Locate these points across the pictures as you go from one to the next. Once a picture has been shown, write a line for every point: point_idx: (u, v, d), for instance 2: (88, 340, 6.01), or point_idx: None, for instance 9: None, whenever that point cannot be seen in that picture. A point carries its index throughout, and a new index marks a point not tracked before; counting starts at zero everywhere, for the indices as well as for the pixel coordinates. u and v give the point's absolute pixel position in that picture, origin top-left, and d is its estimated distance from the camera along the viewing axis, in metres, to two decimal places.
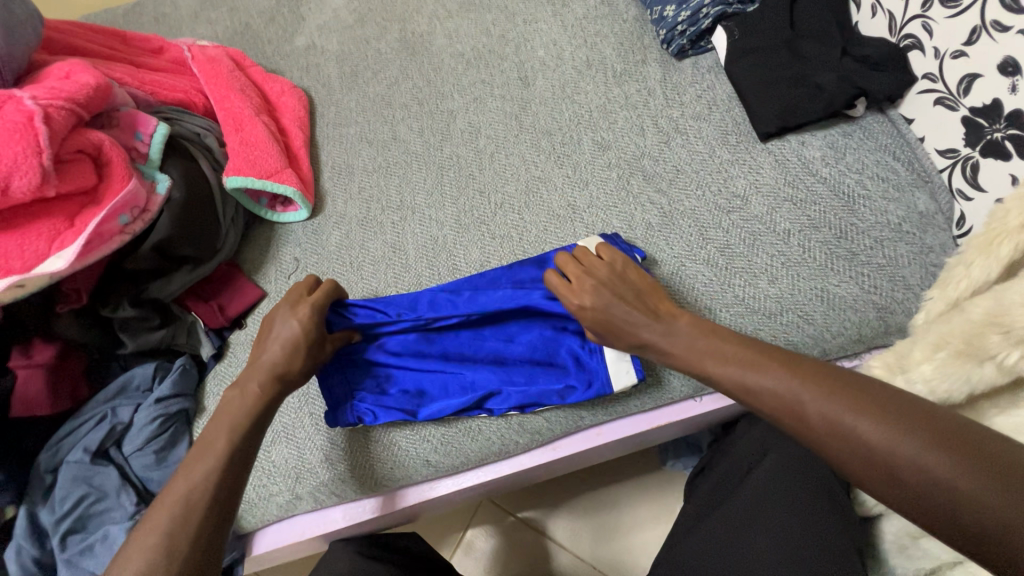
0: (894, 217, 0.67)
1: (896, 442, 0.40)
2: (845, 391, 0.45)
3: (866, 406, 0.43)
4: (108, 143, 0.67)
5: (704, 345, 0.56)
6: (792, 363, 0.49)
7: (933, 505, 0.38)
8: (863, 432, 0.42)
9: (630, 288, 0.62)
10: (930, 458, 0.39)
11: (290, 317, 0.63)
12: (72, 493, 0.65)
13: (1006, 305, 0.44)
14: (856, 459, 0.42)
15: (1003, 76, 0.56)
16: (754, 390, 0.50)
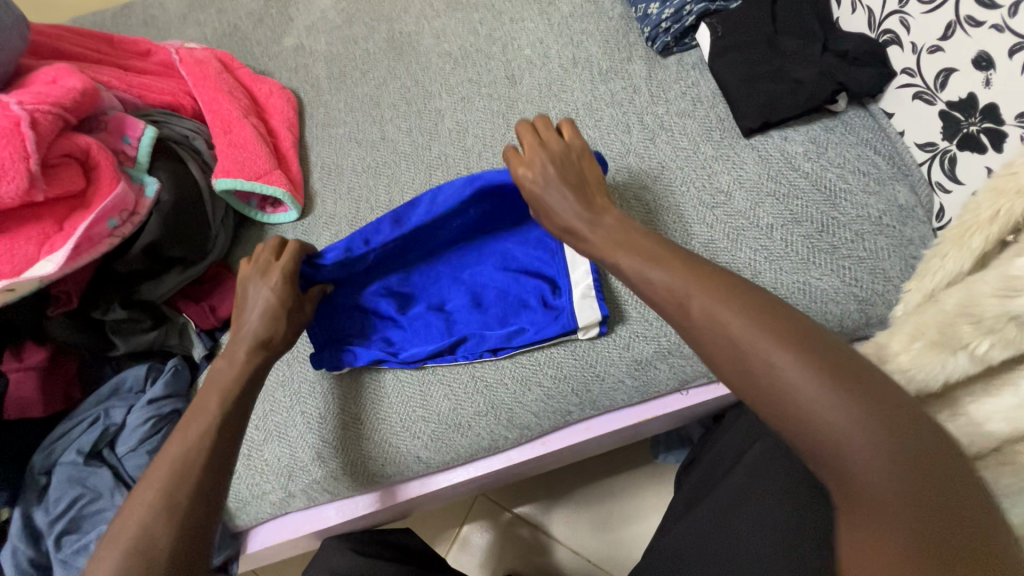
0: (874, 210, 0.68)
1: (766, 342, 0.42)
2: (738, 294, 0.46)
3: (749, 309, 0.45)
4: (96, 147, 0.67)
5: (621, 239, 0.56)
6: (695, 265, 0.50)
7: (779, 396, 0.41)
8: (740, 329, 0.44)
9: (574, 173, 0.62)
10: (788, 362, 0.41)
11: (262, 287, 0.63)
12: (66, 494, 0.66)
13: (977, 295, 0.45)
14: (727, 354, 0.44)
15: (978, 71, 0.57)
16: (653, 285, 0.51)
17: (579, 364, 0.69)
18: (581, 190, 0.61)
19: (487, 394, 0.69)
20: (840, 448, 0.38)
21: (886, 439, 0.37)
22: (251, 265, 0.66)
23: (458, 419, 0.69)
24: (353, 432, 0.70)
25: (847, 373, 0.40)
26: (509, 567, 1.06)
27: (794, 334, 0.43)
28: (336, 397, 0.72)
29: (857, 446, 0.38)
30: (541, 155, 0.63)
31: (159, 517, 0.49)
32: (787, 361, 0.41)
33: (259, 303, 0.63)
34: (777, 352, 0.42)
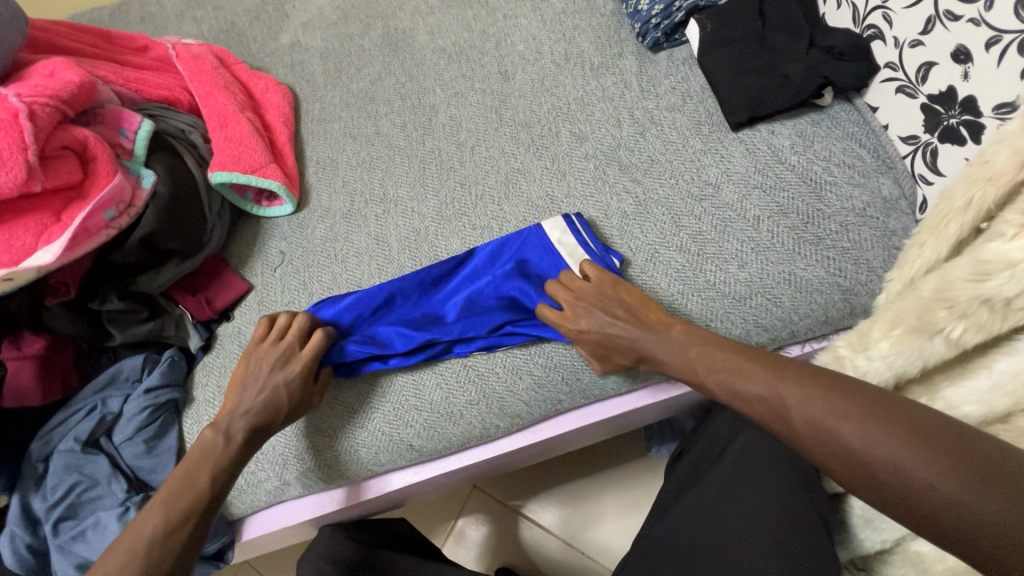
0: (859, 202, 0.69)
1: (872, 441, 0.43)
2: (826, 394, 0.48)
3: (842, 409, 0.46)
4: (93, 139, 0.69)
5: (695, 352, 0.60)
6: (778, 369, 0.52)
7: (904, 494, 0.41)
8: (842, 432, 0.45)
9: (620, 305, 0.65)
10: (907, 459, 0.41)
11: (279, 376, 0.66)
12: (63, 481, 0.67)
13: (951, 281, 0.46)
14: (835, 459, 0.45)
15: (957, 64, 0.58)
16: (745, 397, 0.53)
17: (569, 353, 0.70)
18: (640, 322, 0.64)
19: (480, 384, 0.70)
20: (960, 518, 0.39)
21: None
22: (266, 349, 0.68)
23: (450, 409, 0.70)
24: (337, 424, 0.71)
25: (967, 452, 0.40)
26: (504, 559, 1.07)
27: (890, 423, 0.44)
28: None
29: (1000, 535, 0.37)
30: (583, 297, 0.66)
31: (154, 538, 0.57)
32: (902, 457, 0.42)
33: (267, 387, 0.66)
34: (887, 450, 0.43)
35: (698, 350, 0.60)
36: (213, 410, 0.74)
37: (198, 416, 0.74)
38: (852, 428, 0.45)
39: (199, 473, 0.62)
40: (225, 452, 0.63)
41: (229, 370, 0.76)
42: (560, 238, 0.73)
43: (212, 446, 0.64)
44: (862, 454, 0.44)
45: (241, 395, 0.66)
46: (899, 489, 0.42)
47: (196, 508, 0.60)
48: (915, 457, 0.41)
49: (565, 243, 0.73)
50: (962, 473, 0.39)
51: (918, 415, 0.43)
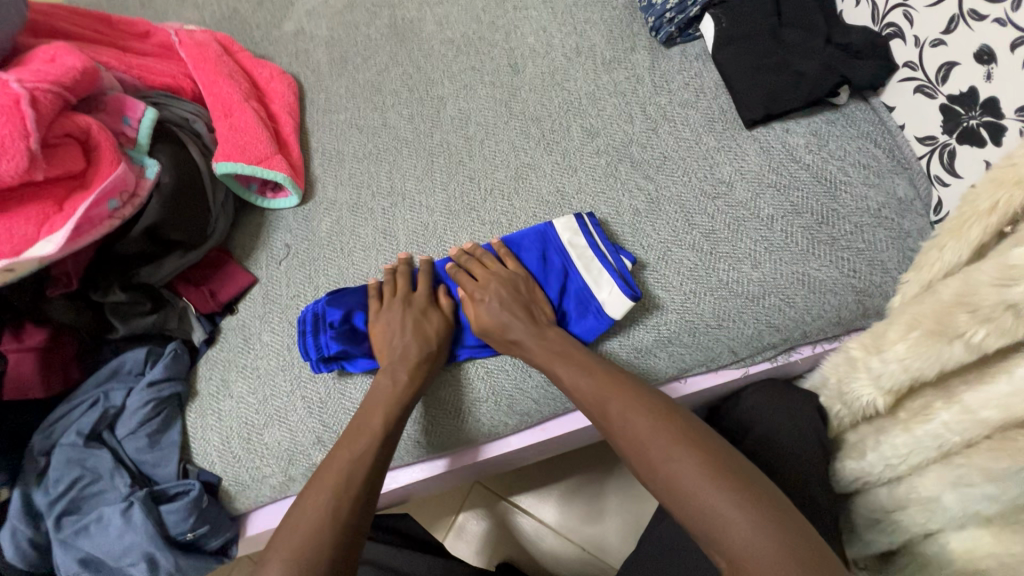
0: (874, 203, 0.68)
1: (658, 438, 0.52)
2: (650, 401, 0.56)
3: (659, 413, 0.55)
4: (96, 127, 0.67)
5: (558, 348, 0.64)
6: (619, 376, 0.60)
7: (667, 480, 0.50)
8: (641, 427, 0.54)
9: (517, 296, 0.68)
10: (676, 452, 0.51)
11: (413, 312, 0.69)
12: (65, 475, 0.66)
13: (974, 285, 0.46)
14: (632, 446, 0.54)
15: (979, 64, 0.57)
16: (575, 388, 0.61)
17: None
18: (516, 310, 0.67)
19: (489, 380, 0.70)
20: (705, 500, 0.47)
21: (771, 526, 0.44)
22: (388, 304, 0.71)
23: (471, 397, 0.70)
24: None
25: (723, 461, 0.50)
26: (506, 555, 1.07)
27: (679, 430, 0.53)
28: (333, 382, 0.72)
29: (741, 529, 0.45)
30: (492, 276, 0.69)
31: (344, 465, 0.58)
32: (676, 455, 0.51)
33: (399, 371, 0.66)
34: (663, 444, 0.52)
35: (565, 344, 0.65)
36: (218, 405, 0.74)
37: (202, 410, 0.74)
38: (651, 426, 0.54)
39: (373, 416, 0.63)
40: (394, 394, 0.64)
41: (233, 364, 0.76)
42: (570, 239, 0.71)
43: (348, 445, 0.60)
44: (645, 444, 0.53)
45: (381, 382, 0.66)
46: (664, 480, 0.50)
47: (376, 445, 0.60)
48: (687, 457, 0.50)
49: (576, 245, 0.71)
50: (726, 480, 0.48)
51: (680, 421, 0.54)
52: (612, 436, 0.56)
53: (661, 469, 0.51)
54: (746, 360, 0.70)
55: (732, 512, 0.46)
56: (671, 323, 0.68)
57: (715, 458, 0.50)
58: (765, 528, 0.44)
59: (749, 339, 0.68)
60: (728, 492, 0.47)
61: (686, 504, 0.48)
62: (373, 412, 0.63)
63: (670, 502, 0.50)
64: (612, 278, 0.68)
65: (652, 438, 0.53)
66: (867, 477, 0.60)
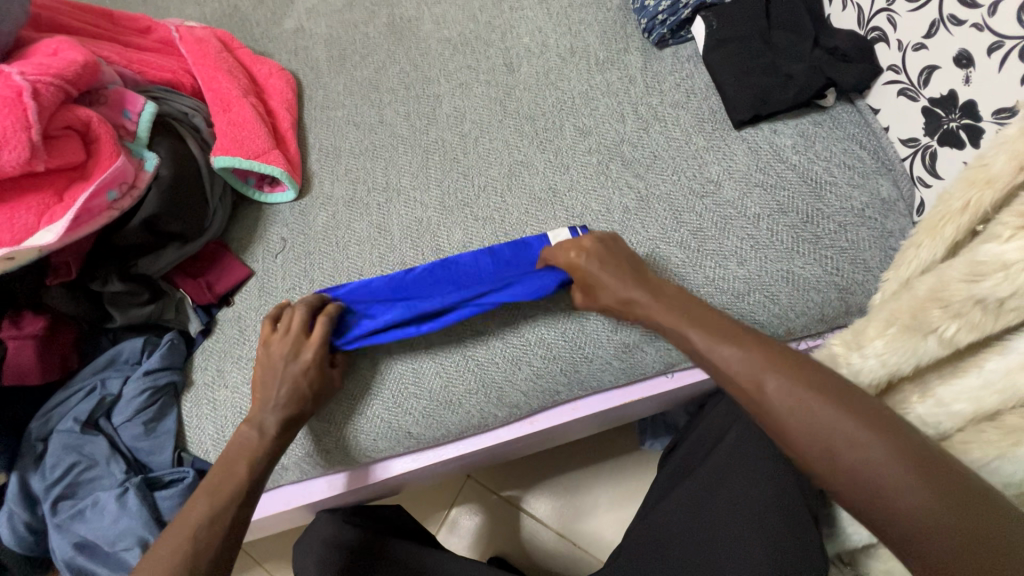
0: (858, 203, 0.70)
1: (838, 427, 0.47)
2: (820, 382, 0.50)
3: (831, 396, 0.49)
4: (96, 120, 0.68)
5: (690, 317, 0.61)
6: (780, 353, 0.54)
7: (858, 474, 0.45)
8: (825, 411, 0.48)
9: (618, 254, 0.68)
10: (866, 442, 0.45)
11: (292, 368, 0.66)
12: (62, 461, 0.68)
13: (945, 281, 0.47)
14: (813, 433, 0.47)
15: (958, 68, 0.59)
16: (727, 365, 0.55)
17: (569, 345, 0.71)
18: (634, 284, 0.65)
19: (478, 373, 0.71)
20: (900, 497, 0.43)
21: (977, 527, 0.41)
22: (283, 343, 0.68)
23: (453, 395, 0.71)
24: (331, 423, 0.72)
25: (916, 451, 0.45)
26: (497, 549, 1.09)
27: (863, 418, 0.47)
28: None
29: (944, 527, 0.41)
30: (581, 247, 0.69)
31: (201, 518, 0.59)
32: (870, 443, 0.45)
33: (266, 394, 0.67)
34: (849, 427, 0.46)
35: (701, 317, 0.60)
36: (213, 395, 0.74)
37: (197, 399, 0.74)
38: (826, 408, 0.48)
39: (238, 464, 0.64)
40: (261, 445, 0.65)
41: (228, 354, 0.77)
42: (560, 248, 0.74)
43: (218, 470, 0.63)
44: (835, 433, 0.47)
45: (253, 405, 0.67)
46: (855, 468, 0.45)
47: (237, 497, 0.62)
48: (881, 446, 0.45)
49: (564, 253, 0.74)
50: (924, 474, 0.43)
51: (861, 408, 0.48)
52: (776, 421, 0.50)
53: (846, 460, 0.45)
54: None
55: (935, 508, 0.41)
56: None
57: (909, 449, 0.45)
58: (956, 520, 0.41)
59: None
60: (925, 483, 0.42)
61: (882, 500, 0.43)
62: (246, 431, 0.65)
63: (860, 498, 0.45)
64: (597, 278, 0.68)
65: (832, 424, 0.47)
66: None
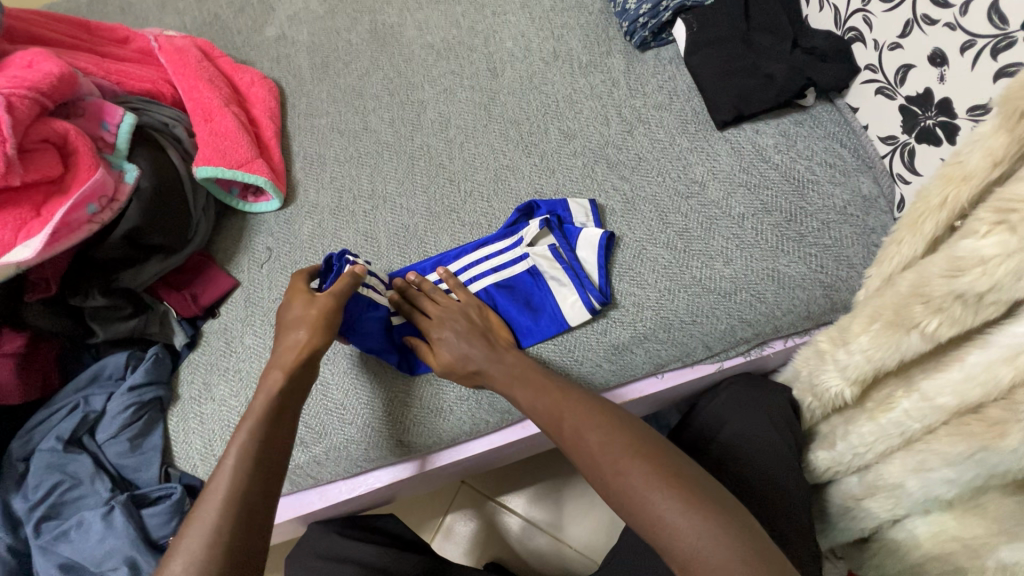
0: (839, 200, 0.71)
1: (611, 452, 0.53)
2: (614, 427, 0.55)
3: (615, 430, 0.55)
4: (74, 133, 0.67)
5: (516, 367, 0.64)
6: (571, 392, 0.60)
7: (623, 498, 0.51)
8: (594, 444, 0.54)
9: (459, 322, 0.68)
10: (627, 467, 0.51)
11: (308, 327, 0.63)
12: (45, 481, 0.66)
13: (926, 278, 0.47)
14: (589, 464, 0.54)
15: (933, 67, 0.60)
16: (533, 410, 0.60)
17: (558, 350, 0.70)
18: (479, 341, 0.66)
19: None
20: (655, 513, 0.48)
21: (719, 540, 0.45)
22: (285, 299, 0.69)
23: (441, 403, 0.71)
24: (319, 434, 0.71)
25: (675, 469, 0.51)
26: (493, 554, 1.08)
27: (640, 447, 0.53)
28: (347, 367, 0.73)
29: (689, 540, 0.46)
30: (445, 313, 0.69)
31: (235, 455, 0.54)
32: (626, 468, 0.51)
33: (240, 443, 0.54)
34: (616, 459, 0.52)
35: (524, 366, 0.64)
36: (199, 408, 0.73)
37: (183, 414, 0.73)
38: (601, 441, 0.54)
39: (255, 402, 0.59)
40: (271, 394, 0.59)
41: (215, 367, 0.76)
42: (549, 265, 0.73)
43: (190, 540, 0.48)
44: (601, 461, 0.53)
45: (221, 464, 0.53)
46: (619, 491, 0.51)
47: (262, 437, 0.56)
48: (636, 468, 0.51)
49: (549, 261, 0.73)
50: (682, 492, 0.49)
51: (645, 439, 0.54)
52: (569, 451, 0.57)
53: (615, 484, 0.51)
54: (721, 355, 0.71)
55: (684, 523, 0.47)
56: (646, 320, 0.70)
57: (672, 469, 0.51)
58: (707, 530, 0.46)
59: (722, 334, 0.69)
60: (673, 498, 0.48)
61: (640, 513, 0.49)
62: (213, 501, 0.50)
63: (627, 515, 0.51)
64: (574, 288, 0.70)
65: (603, 455, 0.53)
66: (837, 466, 0.64)
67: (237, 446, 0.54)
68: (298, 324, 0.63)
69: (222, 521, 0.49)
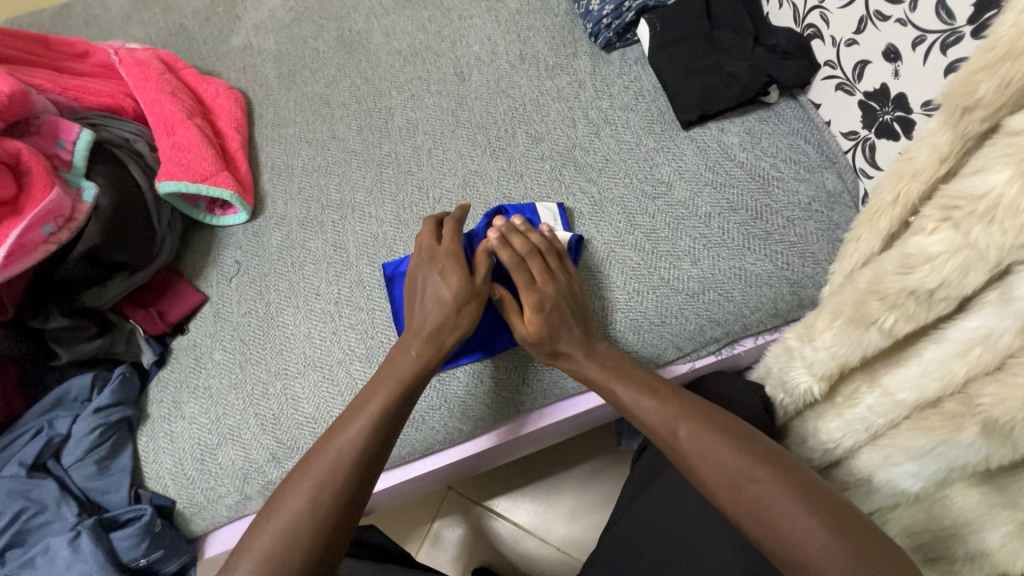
0: (804, 197, 0.71)
1: (741, 462, 0.51)
2: (740, 436, 0.53)
3: (739, 438, 0.53)
4: (26, 151, 0.66)
5: (617, 368, 0.62)
6: (684, 399, 0.58)
7: (755, 508, 0.49)
8: (720, 453, 0.52)
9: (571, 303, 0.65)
10: (759, 479, 0.49)
11: (460, 301, 0.64)
12: (9, 508, 0.63)
13: (881, 275, 0.47)
14: (714, 472, 0.52)
15: (888, 62, 0.60)
16: (644, 412, 0.58)
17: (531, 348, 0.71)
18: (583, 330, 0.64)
19: (439, 389, 0.70)
20: (790, 525, 0.47)
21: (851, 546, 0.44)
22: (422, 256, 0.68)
23: (414, 414, 0.70)
24: (290, 449, 0.70)
25: (804, 484, 0.49)
26: (481, 559, 1.08)
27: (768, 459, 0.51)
28: (319, 381, 0.73)
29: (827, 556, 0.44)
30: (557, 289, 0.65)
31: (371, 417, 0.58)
32: (763, 480, 0.49)
33: (371, 408, 0.59)
34: (748, 469, 0.50)
35: (622, 366, 0.62)
36: (169, 427, 0.73)
37: (153, 433, 0.73)
38: (728, 449, 0.52)
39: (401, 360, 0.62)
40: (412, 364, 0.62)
41: (184, 385, 0.75)
42: None
43: (318, 479, 0.54)
44: (731, 472, 0.51)
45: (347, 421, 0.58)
46: (747, 500, 0.49)
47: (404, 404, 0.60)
48: (771, 482, 0.49)
49: None
50: (809, 500, 0.47)
51: (770, 450, 0.52)
52: (685, 460, 0.54)
53: (747, 494, 0.49)
54: (692, 355, 0.71)
55: (817, 532, 0.45)
56: (617, 322, 0.70)
57: (805, 485, 0.49)
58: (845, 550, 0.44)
59: (691, 334, 0.69)
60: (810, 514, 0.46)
61: (773, 527, 0.47)
62: (334, 456, 0.56)
63: (753, 523, 0.49)
64: None
65: (734, 463, 0.51)
66: (809, 461, 0.64)
67: (369, 410, 0.59)
68: (444, 296, 0.64)
69: (336, 481, 0.54)
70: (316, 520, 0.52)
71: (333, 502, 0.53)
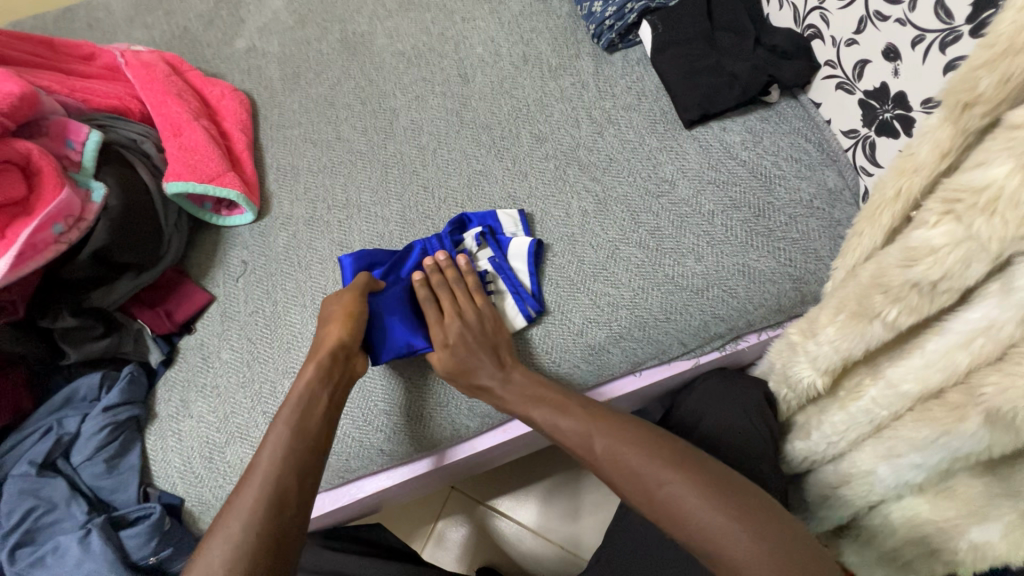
0: (806, 194, 0.72)
1: (654, 471, 0.52)
2: (653, 445, 0.55)
3: (652, 447, 0.54)
4: (36, 152, 0.67)
5: (531, 389, 0.64)
6: (599, 412, 0.60)
7: (670, 513, 0.50)
8: (633, 465, 0.54)
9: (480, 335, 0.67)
10: (674, 485, 0.51)
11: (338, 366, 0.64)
12: (17, 507, 0.64)
13: (884, 269, 0.48)
14: (629, 485, 0.53)
15: (888, 62, 0.61)
16: (563, 432, 0.59)
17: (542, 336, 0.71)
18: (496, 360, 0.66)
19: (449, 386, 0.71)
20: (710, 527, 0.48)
21: (764, 540, 0.47)
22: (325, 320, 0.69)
23: (422, 411, 0.71)
24: None
25: (718, 483, 0.51)
26: (485, 558, 1.08)
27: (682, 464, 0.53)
28: None
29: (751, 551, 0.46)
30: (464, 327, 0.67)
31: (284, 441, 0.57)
32: (677, 486, 0.51)
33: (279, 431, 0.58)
34: (663, 479, 0.52)
35: (535, 384, 0.64)
36: (178, 426, 0.73)
37: (162, 432, 0.73)
38: (642, 462, 0.53)
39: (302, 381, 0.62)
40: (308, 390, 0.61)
41: (192, 384, 0.76)
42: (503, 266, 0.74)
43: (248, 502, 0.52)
44: (646, 483, 0.52)
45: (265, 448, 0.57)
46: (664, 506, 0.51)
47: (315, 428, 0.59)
48: (687, 487, 0.51)
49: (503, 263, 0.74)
50: (721, 497, 0.49)
51: (683, 454, 0.54)
52: (605, 474, 0.56)
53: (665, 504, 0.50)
54: (696, 350, 0.72)
55: (735, 532, 0.47)
56: (621, 319, 0.70)
57: (719, 484, 0.51)
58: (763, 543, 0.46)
59: (696, 330, 0.70)
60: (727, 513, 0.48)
61: (692, 530, 0.49)
62: (257, 476, 0.54)
63: (671, 528, 0.51)
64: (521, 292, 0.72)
65: (646, 474, 0.53)
66: (813, 455, 0.64)
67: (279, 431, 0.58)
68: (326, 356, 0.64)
69: (263, 503, 0.52)
70: (247, 542, 0.49)
71: (246, 534, 0.50)
